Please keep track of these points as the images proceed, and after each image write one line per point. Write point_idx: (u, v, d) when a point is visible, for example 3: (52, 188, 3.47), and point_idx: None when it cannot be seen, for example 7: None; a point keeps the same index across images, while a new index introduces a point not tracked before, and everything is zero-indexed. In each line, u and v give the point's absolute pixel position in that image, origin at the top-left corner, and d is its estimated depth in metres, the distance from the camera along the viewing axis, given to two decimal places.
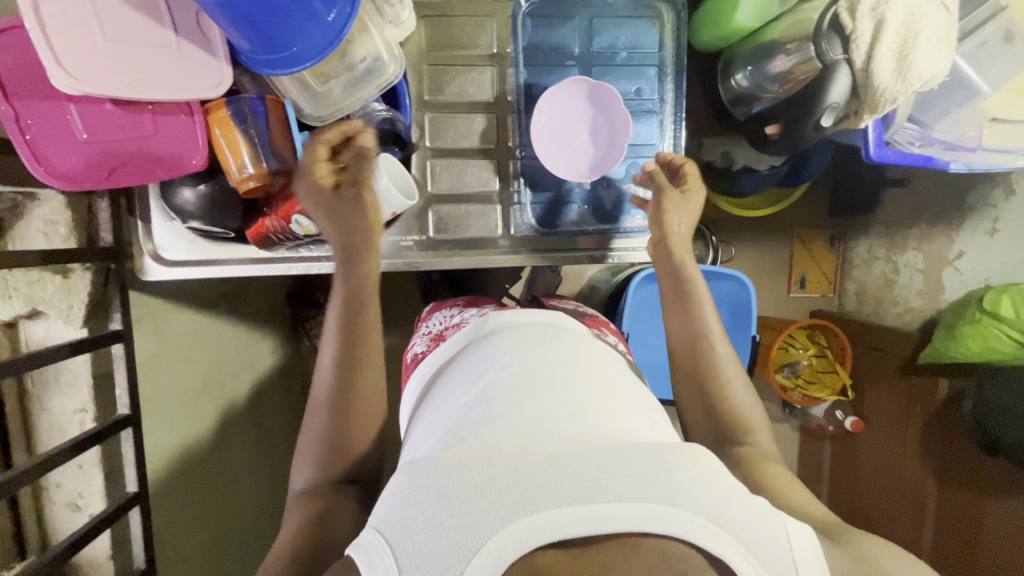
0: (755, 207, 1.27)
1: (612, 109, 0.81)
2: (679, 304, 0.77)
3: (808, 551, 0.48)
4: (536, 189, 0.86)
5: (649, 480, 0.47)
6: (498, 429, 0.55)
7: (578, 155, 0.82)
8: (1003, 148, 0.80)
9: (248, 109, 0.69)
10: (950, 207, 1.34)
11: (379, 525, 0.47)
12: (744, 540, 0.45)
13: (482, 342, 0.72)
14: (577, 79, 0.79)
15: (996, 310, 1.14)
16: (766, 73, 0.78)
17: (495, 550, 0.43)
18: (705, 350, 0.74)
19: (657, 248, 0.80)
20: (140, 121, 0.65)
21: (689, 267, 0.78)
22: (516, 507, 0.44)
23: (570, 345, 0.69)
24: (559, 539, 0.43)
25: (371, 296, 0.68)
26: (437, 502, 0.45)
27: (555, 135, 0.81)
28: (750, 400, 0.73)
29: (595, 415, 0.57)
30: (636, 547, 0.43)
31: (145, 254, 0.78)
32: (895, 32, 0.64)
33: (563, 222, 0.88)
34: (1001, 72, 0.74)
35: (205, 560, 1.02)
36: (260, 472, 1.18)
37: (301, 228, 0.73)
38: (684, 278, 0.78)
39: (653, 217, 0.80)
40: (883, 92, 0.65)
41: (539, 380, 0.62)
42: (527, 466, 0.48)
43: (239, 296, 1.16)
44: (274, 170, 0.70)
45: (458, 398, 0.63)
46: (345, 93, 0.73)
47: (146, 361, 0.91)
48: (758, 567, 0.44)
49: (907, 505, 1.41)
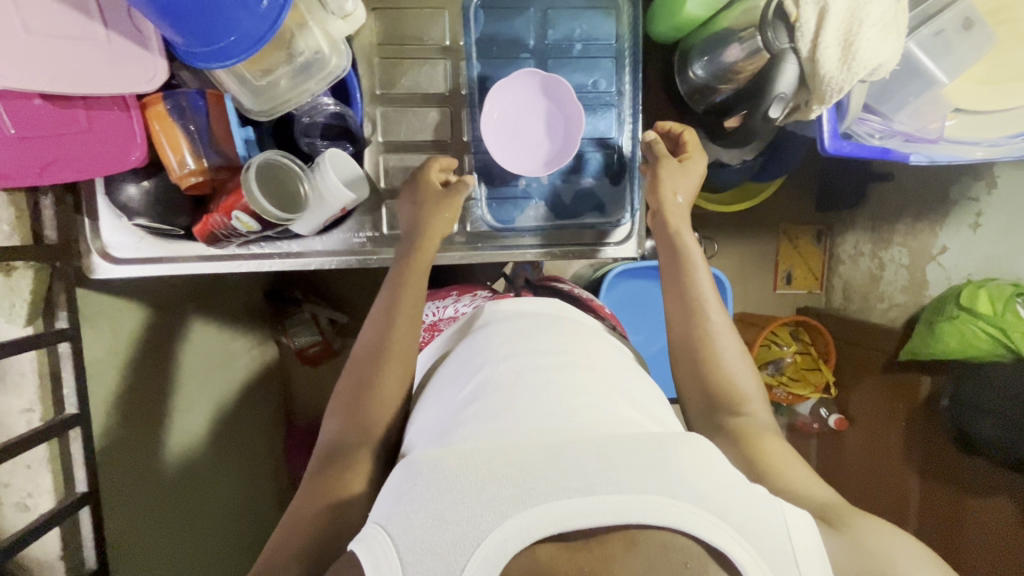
0: (736, 202, 1.23)
1: (565, 100, 0.79)
2: (673, 270, 0.75)
3: (813, 541, 0.45)
4: (492, 185, 0.85)
5: (649, 471, 0.45)
6: (497, 423, 0.54)
7: (534, 150, 0.81)
8: (963, 140, 0.79)
9: (186, 103, 0.69)
10: (933, 202, 1.30)
11: (379, 520, 0.46)
12: (744, 531, 0.43)
13: (480, 334, 0.71)
14: (525, 71, 0.78)
15: (973, 306, 1.12)
16: (718, 64, 0.80)
17: (496, 545, 0.42)
18: (700, 323, 0.71)
19: (654, 219, 0.79)
20: (73, 116, 0.64)
21: (683, 236, 0.76)
22: (515, 500, 0.43)
23: (571, 338, 0.68)
24: (558, 532, 0.42)
25: (416, 288, 0.72)
26: (436, 496, 0.44)
27: (510, 130, 0.80)
28: (746, 370, 0.70)
29: (593, 408, 0.56)
30: (635, 540, 0.42)
31: (93, 252, 0.77)
32: (840, 19, 0.66)
33: (520, 218, 0.87)
34: (955, 61, 0.75)
35: (185, 556, 1.01)
36: (231, 473, 1.16)
37: (241, 224, 0.70)
38: (678, 247, 0.76)
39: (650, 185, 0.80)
40: (830, 81, 0.67)
41: (537, 373, 0.61)
42: (528, 457, 0.46)
43: (207, 295, 1.14)
44: (217, 165, 0.71)
45: (457, 391, 0.63)
46: (291, 85, 0.71)
47: (96, 360, 0.87)
48: (759, 559, 0.42)
49: (887, 493, 1.38)
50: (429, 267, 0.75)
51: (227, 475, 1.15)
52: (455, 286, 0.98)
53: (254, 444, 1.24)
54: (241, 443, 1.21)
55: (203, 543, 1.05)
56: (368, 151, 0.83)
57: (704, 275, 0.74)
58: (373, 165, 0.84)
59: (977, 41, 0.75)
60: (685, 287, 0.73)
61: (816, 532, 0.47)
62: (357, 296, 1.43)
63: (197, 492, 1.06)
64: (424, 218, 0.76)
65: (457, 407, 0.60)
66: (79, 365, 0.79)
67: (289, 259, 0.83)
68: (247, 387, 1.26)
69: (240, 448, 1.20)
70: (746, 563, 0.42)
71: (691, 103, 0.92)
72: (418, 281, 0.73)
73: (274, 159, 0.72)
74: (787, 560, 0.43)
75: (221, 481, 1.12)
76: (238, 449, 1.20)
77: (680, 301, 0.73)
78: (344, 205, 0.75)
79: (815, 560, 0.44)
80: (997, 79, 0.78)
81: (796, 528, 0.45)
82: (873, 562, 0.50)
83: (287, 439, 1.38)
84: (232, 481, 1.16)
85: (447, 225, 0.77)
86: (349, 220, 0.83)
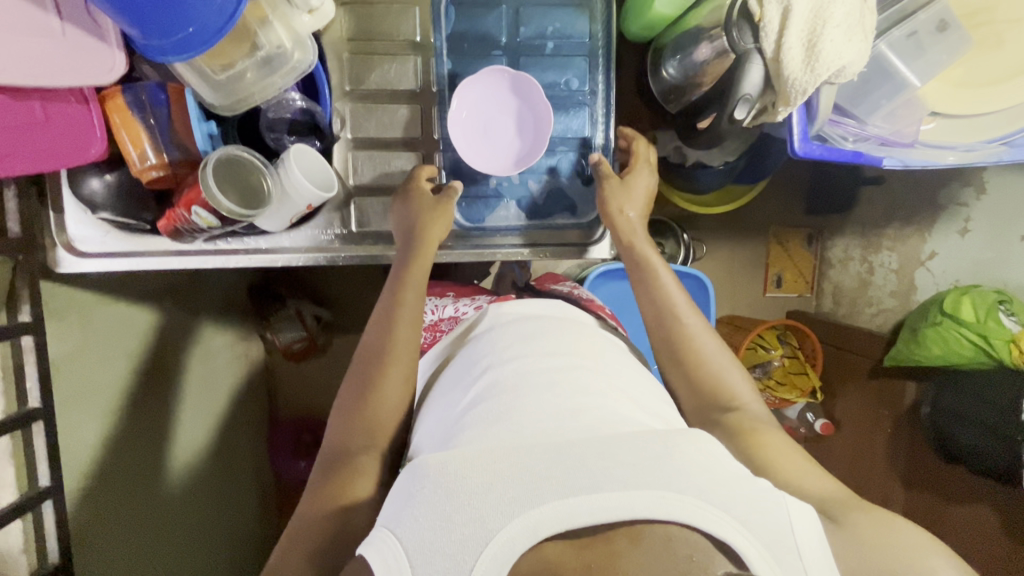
0: (717, 204, 1.21)
1: (534, 97, 0.78)
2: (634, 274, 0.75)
3: (817, 533, 0.45)
4: (462, 183, 0.85)
5: (651, 469, 0.45)
6: (501, 426, 0.54)
7: (505, 150, 0.80)
8: (942, 144, 0.81)
9: (145, 97, 0.71)
10: (923, 205, 1.27)
11: (388, 523, 0.46)
12: (747, 522, 0.43)
13: (483, 335, 0.70)
14: (488, 69, 0.77)
15: (956, 312, 1.10)
16: (688, 63, 0.86)
17: (503, 545, 0.41)
18: (675, 325, 0.70)
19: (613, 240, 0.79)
20: (30, 108, 0.62)
21: (639, 245, 0.76)
22: (521, 500, 0.43)
23: (573, 337, 0.67)
24: (564, 529, 0.42)
25: (414, 289, 0.72)
26: (443, 498, 0.44)
27: (478, 130, 0.79)
28: (731, 366, 0.69)
29: (597, 409, 0.55)
30: (640, 536, 0.41)
31: (58, 245, 0.77)
32: (804, 20, 0.67)
33: (490, 217, 0.86)
34: (932, 62, 0.76)
35: (166, 551, 0.99)
36: (209, 471, 1.14)
37: (201, 220, 0.70)
38: (638, 255, 0.76)
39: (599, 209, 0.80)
40: (793, 82, 0.68)
41: (542, 373, 0.60)
42: (530, 457, 0.46)
43: (191, 289, 1.12)
44: (177, 160, 0.73)
45: (460, 393, 0.62)
46: (257, 77, 0.71)
47: (71, 353, 0.82)
48: (766, 553, 0.42)
49: (872, 491, 1.36)
50: (430, 268, 0.75)
51: (206, 472, 1.13)
52: (450, 286, 0.99)
53: (229, 440, 1.23)
54: (220, 438, 1.20)
55: (177, 539, 1.02)
56: (337, 146, 0.84)
57: (667, 274, 0.74)
58: (342, 160, 0.84)
59: (953, 42, 0.76)
60: (648, 290, 0.74)
61: (822, 530, 0.46)
62: (339, 293, 1.43)
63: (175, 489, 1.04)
64: (424, 227, 0.76)
65: (460, 409, 0.59)
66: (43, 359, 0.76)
67: (257, 255, 0.82)
68: (228, 383, 1.24)
69: (218, 444, 1.19)
70: (753, 559, 0.41)
71: (666, 103, 0.97)
72: (418, 283, 0.72)
73: (234, 154, 0.71)
74: (792, 553, 0.43)
75: (198, 478, 1.10)
76: (215, 446, 1.17)
77: (650, 304, 0.72)
78: (310, 202, 0.75)
79: (820, 554, 0.44)
80: (971, 82, 0.79)
81: (801, 524, 0.44)
82: (868, 561, 0.48)
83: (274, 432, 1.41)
84: (210, 478, 1.14)
85: (443, 234, 0.77)
86: (318, 217, 0.83)
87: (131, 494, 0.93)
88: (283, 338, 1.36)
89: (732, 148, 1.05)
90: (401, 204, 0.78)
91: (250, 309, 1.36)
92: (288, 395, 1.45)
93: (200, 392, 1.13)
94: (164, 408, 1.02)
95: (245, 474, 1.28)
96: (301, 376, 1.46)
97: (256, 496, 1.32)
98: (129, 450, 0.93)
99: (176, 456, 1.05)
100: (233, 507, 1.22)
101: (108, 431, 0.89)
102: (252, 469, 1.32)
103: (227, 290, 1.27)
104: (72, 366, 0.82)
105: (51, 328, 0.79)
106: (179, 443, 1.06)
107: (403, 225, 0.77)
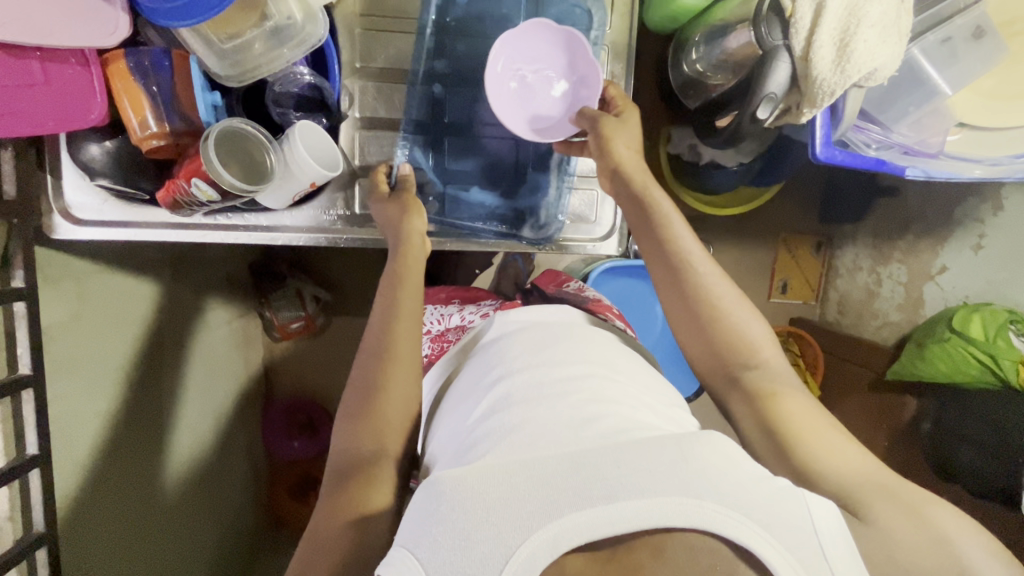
0: (726, 207, 1.18)
1: (585, 65, 0.75)
2: (642, 218, 0.69)
3: (840, 531, 0.43)
4: (466, 153, 0.84)
5: (670, 473, 0.44)
6: (514, 437, 0.52)
7: (541, 114, 0.77)
8: (967, 155, 0.78)
9: (149, 63, 0.69)
10: (936, 220, 1.24)
11: (406, 543, 0.44)
12: (770, 528, 0.41)
13: (493, 343, 0.68)
14: (546, 23, 0.75)
15: (965, 329, 1.08)
16: (714, 53, 0.83)
17: (524, 560, 0.40)
18: (690, 275, 0.66)
19: (612, 181, 0.72)
20: (27, 67, 0.60)
21: (652, 191, 0.69)
22: (539, 513, 0.42)
23: (585, 344, 0.65)
24: (584, 542, 0.41)
25: (412, 279, 0.70)
26: (460, 514, 0.43)
27: (518, 85, 0.76)
28: (748, 313, 0.66)
29: (613, 417, 0.53)
30: (661, 546, 0.40)
31: (55, 211, 0.75)
32: (838, 17, 0.65)
33: (485, 191, 0.85)
34: (960, 72, 0.75)
35: (148, 528, 0.96)
36: (199, 447, 1.12)
37: (201, 193, 0.68)
38: (647, 203, 0.69)
39: (597, 149, 0.72)
40: (821, 83, 0.66)
41: (555, 383, 0.58)
42: (545, 470, 0.45)
43: (188, 263, 1.10)
44: (178, 130, 0.70)
45: (472, 403, 0.60)
46: (265, 48, 0.69)
47: (64, 321, 0.80)
48: (791, 560, 0.40)
49: None
50: (422, 269, 0.72)
51: (196, 448, 1.11)
52: (454, 288, 0.94)
53: (219, 418, 1.21)
54: (211, 415, 1.17)
55: (165, 513, 1.00)
56: (345, 125, 0.82)
57: (680, 224, 0.68)
58: (348, 140, 0.82)
59: (987, 50, 0.75)
60: (658, 236, 0.68)
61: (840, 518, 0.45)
62: (338, 276, 1.42)
63: (165, 461, 1.02)
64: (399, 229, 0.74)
65: (474, 418, 0.58)
66: (37, 325, 0.73)
67: (256, 232, 0.80)
68: (223, 360, 1.22)
69: (212, 419, 1.18)
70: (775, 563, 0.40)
71: (685, 98, 0.96)
72: (414, 281, 0.70)
73: (237, 126, 0.69)
74: (818, 558, 0.41)
75: (187, 452, 1.08)
76: (206, 422, 1.15)
77: (658, 257, 0.67)
78: (314, 180, 0.72)
79: (845, 550, 0.42)
80: (1004, 93, 0.77)
81: (822, 517, 0.43)
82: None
83: (267, 412, 1.41)
84: (201, 451, 1.12)
85: (423, 223, 0.75)
86: (321, 196, 0.81)
87: (122, 464, 0.91)
88: (281, 317, 1.34)
89: (751, 149, 1.03)
90: (378, 205, 0.76)
91: (250, 286, 1.34)
92: (283, 375, 1.44)
93: (196, 367, 1.11)
94: (159, 382, 1.00)
95: (236, 451, 1.27)
96: (295, 356, 1.45)
97: (248, 473, 1.31)
98: (123, 419, 0.92)
99: (169, 429, 1.03)
100: (222, 484, 1.20)
101: (101, 401, 0.87)
102: (245, 448, 1.31)
103: (227, 266, 1.24)
104: (66, 333, 0.80)
105: (43, 294, 0.77)
106: (173, 418, 1.05)
107: (390, 226, 0.75)
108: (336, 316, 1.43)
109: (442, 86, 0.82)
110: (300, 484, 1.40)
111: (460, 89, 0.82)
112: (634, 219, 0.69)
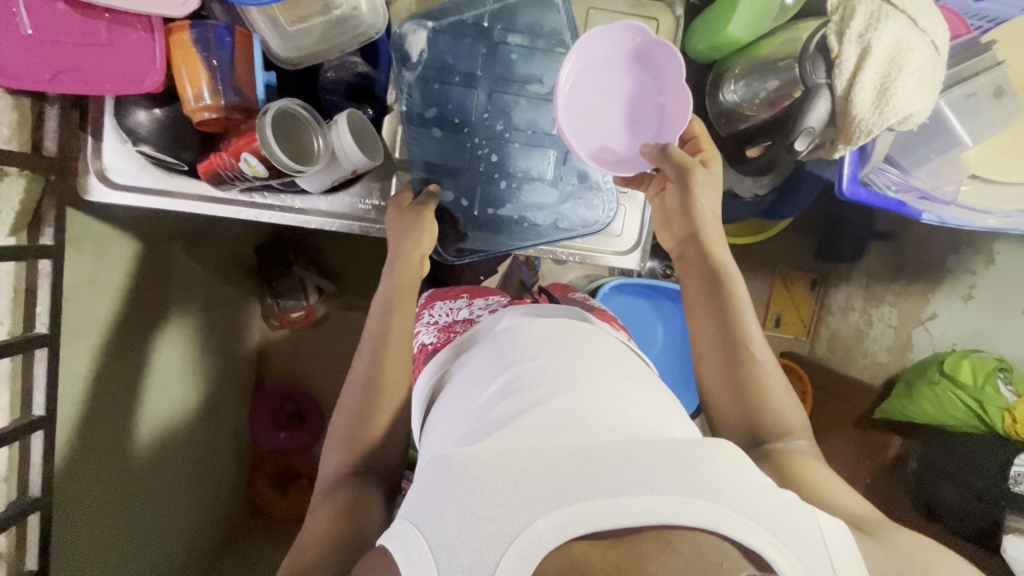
0: (740, 233, 1.28)
1: (670, 87, 0.75)
2: (711, 298, 0.74)
3: (849, 549, 0.46)
4: (525, 169, 0.86)
5: (683, 474, 0.45)
6: (521, 424, 0.53)
7: (609, 125, 0.78)
8: (978, 206, 0.83)
9: (212, 37, 0.68)
10: (930, 266, 1.29)
11: (410, 516, 0.47)
12: (777, 534, 0.43)
13: (504, 335, 0.70)
14: (643, 31, 0.74)
15: (955, 373, 1.12)
16: (755, 88, 0.88)
17: (529, 541, 0.42)
18: (744, 358, 0.72)
19: (682, 245, 0.78)
20: (94, 28, 0.64)
21: (730, 269, 0.76)
22: (547, 499, 0.43)
23: (595, 343, 0.67)
24: (592, 531, 0.42)
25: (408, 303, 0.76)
26: (467, 493, 0.45)
27: (587, 96, 0.77)
28: (793, 403, 0.72)
29: (626, 414, 0.55)
30: (669, 541, 0.41)
31: (91, 172, 0.75)
32: (881, 63, 0.70)
33: (532, 205, 0.87)
34: (981, 127, 0.80)
35: (121, 510, 0.91)
36: (188, 428, 1.10)
37: (250, 168, 0.69)
38: (714, 268, 0.75)
39: (682, 201, 0.76)
40: (860, 122, 0.71)
41: (565, 373, 0.60)
42: (557, 459, 0.47)
43: (198, 239, 1.09)
44: (232, 104, 0.69)
45: (481, 388, 0.62)
46: (324, 35, 0.75)
47: (79, 284, 0.79)
48: (796, 563, 0.42)
49: None
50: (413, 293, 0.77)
51: (190, 430, 1.11)
52: (463, 287, 0.94)
53: (210, 398, 1.18)
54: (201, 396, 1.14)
55: (152, 491, 0.99)
56: (388, 117, 0.85)
57: (750, 314, 0.74)
58: (391, 131, 0.85)
59: (1007, 109, 0.79)
60: (722, 307, 0.74)
61: (849, 539, 0.47)
62: (347, 269, 1.43)
63: (158, 436, 1.01)
64: (405, 244, 0.78)
65: (483, 403, 0.60)
66: (58, 285, 0.72)
67: (290, 214, 0.81)
68: (218, 339, 1.21)
69: (206, 399, 1.17)
70: (782, 565, 0.42)
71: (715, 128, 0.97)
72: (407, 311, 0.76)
73: (294, 108, 0.70)
74: (822, 562, 0.44)
75: (176, 431, 1.06)
76: (196, 399, 1.13)
77: (715, 320, 0.74)
78: (356, 167, 0.74)
79: (848, 560, 0.45)
80: (1013, 150, 0.83)
81: (828, 533, 0.46)
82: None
83: (255, 399, 1.40)
84: (190, 433, 1.11)
85: (429, 244, 0.79)
86: (358, 184, 0.83)
87: (111, 434, 0.89)
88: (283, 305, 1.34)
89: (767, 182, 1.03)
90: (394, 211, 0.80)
91: (256, 271, 1.35)
92: (280, 363, 1.44)
93: (192, 342, 1.10)
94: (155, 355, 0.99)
95: (223, 434, 1.24)
96: (294, 344, 1.45)
97: (232, 460, 1.29)
98: (120, 388, 0.91)
99: (160, 406, 1.01)
100: (208, 466, 1.18)
101: (103, 367, 0.86)
102: (232, 432, 1.29)
103: (236, 247, 1.25)
104: (79, 296, 0.79)
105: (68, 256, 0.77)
106: (168, 392, 1.04)
107: (393, 240, 0.79)
108: (338, 308, 1.44)
109: (457, 89, 0.83)
110: (282, 475, 1.39)
111: (504, 95, 0.85)
112: (695, 285, 0.76)
